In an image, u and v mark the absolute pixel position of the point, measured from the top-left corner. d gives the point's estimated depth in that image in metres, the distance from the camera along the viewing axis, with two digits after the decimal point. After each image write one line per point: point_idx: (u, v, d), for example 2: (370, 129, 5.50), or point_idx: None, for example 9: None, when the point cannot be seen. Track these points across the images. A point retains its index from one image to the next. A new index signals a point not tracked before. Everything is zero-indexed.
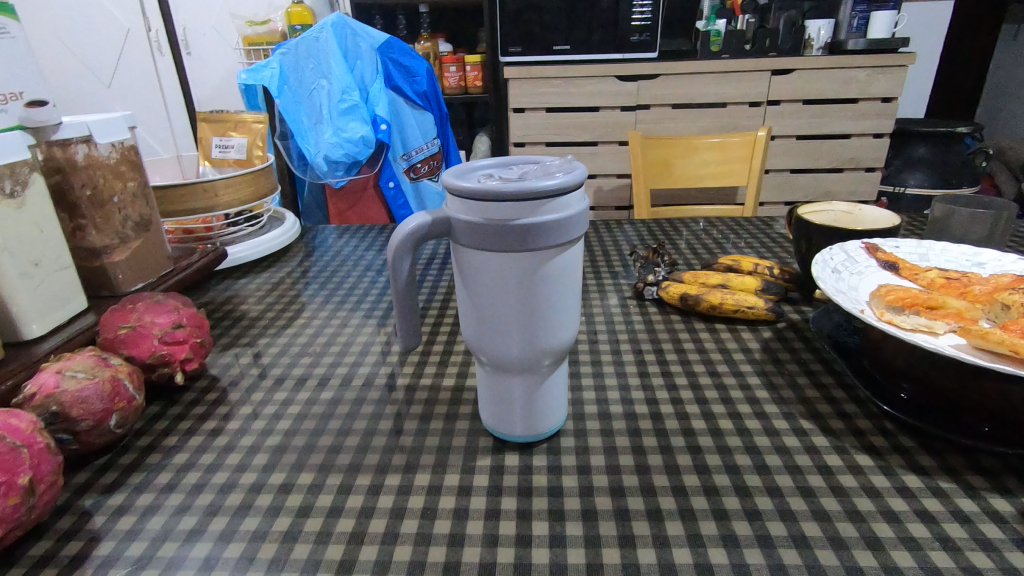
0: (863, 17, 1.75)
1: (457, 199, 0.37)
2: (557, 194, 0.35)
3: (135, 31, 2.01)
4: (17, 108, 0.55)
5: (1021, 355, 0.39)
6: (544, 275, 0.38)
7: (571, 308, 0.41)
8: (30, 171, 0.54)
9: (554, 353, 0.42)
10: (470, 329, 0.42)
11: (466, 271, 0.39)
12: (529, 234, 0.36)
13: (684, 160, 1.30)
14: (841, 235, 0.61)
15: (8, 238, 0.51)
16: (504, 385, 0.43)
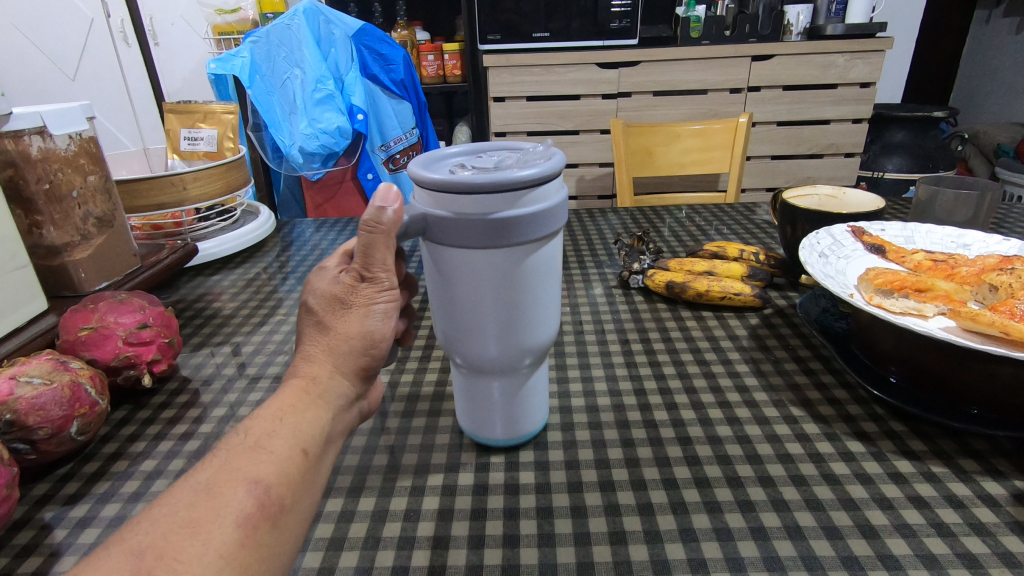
0: (841, 2, 1.78)
1: (426, 193, 0.34)
2: (536, 183, 0.33)
3: (98, 21, 2.03)
4: None
5: (1013, 337, 0.39)
6: (524, 269, 0.36)
7: (553, 302, 0.39)
8: None
9: (536, 352, 0.40)
10: (445, 331, 0.39)
11: (440, 269, 0.37)
12: (505, 229, 0.33)
13: (667, 148, 1.29)
14: (828, 219, 0.60)
15: None
16: (484, 388, 0.41)
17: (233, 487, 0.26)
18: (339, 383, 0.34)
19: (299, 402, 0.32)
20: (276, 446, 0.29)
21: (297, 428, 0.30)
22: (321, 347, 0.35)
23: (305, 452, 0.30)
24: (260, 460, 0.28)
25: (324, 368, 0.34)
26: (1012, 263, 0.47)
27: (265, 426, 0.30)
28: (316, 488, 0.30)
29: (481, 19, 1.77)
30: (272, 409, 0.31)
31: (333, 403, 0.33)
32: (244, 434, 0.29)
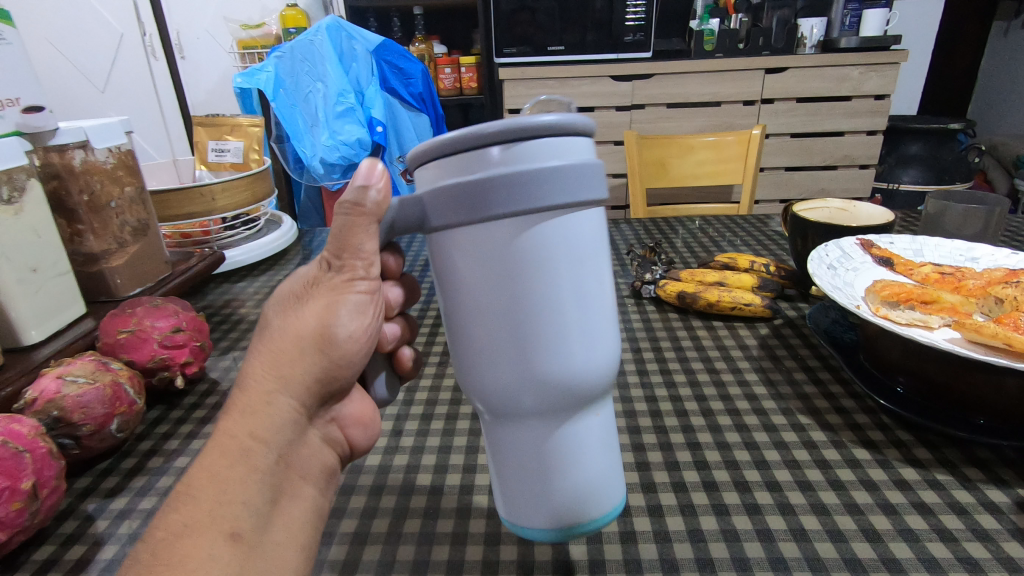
0: (856, 15, 1.79)
1: (420, 170, 0.28)
2: (553, 130, 0.26)
3: (129, 35, 2.10)
4: (15, 114, 0.54)
5: (1015, 348, 0.40)
6: (549, 256, 0.27)
7: (603, 319, 0.29)
8: (27, 177, 0.55)
9: (583, 389, 0.29)
10: (460, 363, 0.30)
11: (453, 273, 0.28)
12: (530, 187, 0.25)
13: (681, 160, 1.31)
14: (837, 232, 0.62)
15: (6, 245, 0.52)
16: (514, 444, 0.31)
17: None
18: (279, 416, 0.32)
19: (223, 467, 0.30)
20: (199, 548, 0.28)
21: (228, 509, 0.29)
22: (262, 369, 0.33)
23: (237, 536, 0.29)
24: (190, 569, 0.27)
25: (257, 409, 0.32)
26: (1018, 276, 0.48)
27: (190, 519, 0.28)
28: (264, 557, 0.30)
29: (497, 34, 1.81)
30: (190, 491, 0.29)
31: (267, 454, 0.32)
32: (164, 535, 0.28)
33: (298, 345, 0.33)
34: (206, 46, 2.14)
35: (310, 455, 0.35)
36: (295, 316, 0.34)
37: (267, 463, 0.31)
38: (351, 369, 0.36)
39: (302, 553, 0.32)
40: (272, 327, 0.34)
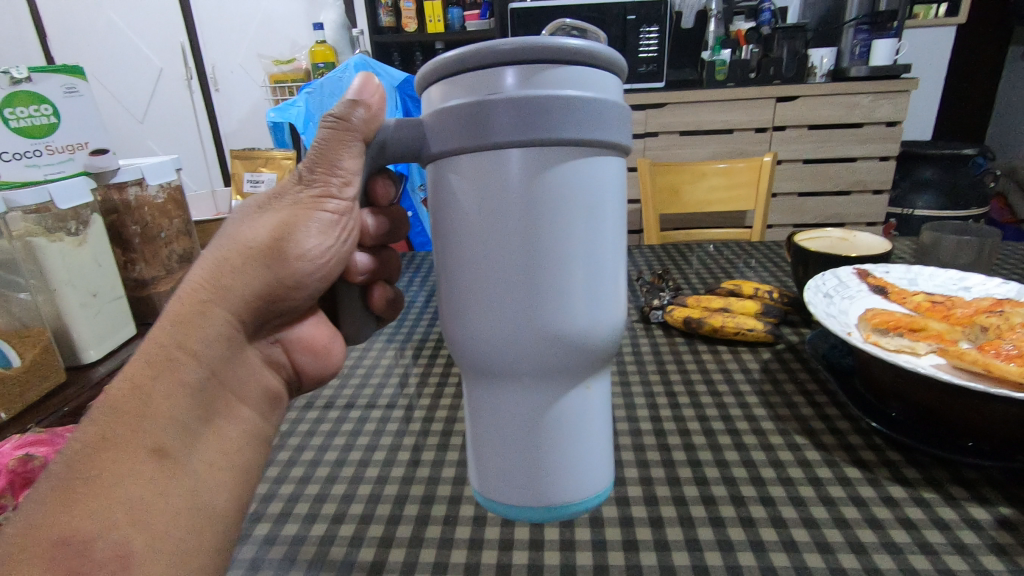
0: (865, 46, 1.82)
1: (431, 93, 0.31)
2: (565, 65, 0.28)
3: (167, 70, 2.33)
4: (83, 156, 0.66)
5: (994, 374, 0.43)
6: (545, 196, 0.29)
7: (598, 279, 0.31)
8: (91, 212, 0.65)
9: (572, 347, 0.32)
10: (458, 301, 0.32)
11: (458, 207, 0.31)
12: (544, 111, 0.28)
13: (693, 187, 1.34)
14: (835, 261, 0.65)
15: (72, 274, 0.61)
16: (494, 396, 0.34)
17: (99, 523, 0.31)
18: (211, 333, 0.38)
19: (152, 383, 0.35)
20: (124, 461, 0.33)
21: (151, 425, 0.34)
22: (204, 280, 0.39)
23: (161, 450, 0.34)
24: (116, 481, 0.32)
25: (193, 322, 0.38)
26: (1003, 306, 0.51)
27: (116, 433, 0.33)
28: (187, 469, 0.35)
29: None
30: (116, 408, 0.34)
31: (196, 371, 0.37)
32: (88, 448, 0.33)
33: (247, 252, 0.40)
34: (239, 78, 2.33)
35: (242, 373, 0.42)
36: (254, 225, 0.41)
37: (195, 379, 0.37)
38: (298, 286, 0.43)
39: (223, 470, 0.38)
40: (229, 233, 0.41)
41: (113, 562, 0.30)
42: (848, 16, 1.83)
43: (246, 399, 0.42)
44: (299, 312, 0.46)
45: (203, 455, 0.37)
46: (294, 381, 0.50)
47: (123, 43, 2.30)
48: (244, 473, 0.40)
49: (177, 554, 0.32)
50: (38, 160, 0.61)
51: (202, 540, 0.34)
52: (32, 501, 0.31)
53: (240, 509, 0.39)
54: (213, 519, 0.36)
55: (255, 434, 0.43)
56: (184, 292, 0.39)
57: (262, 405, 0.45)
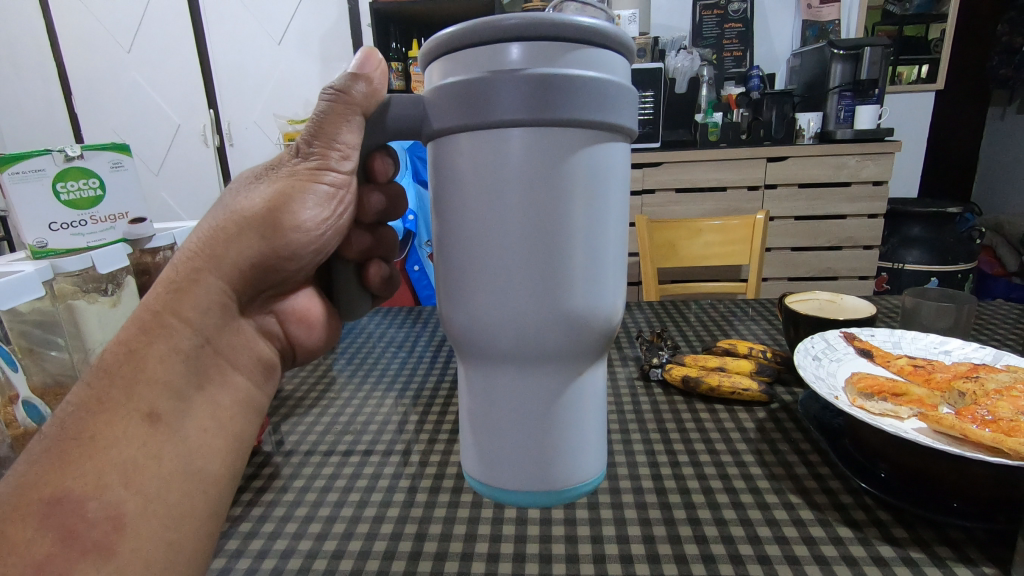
0: (849, 110, 1.93)
1: (437, 67, 0.34)
2: (568, 43, 0.32)
3: (185, 126, 2.45)
4: (123, 225, 0.82)
5: (970, 438, 0.46)
6: (542, 182, 0.33)
7: (591, 269, 0.35)
8: (126, 276, 0.80)
9: (566, 328, 0.35)
10: (460, 280, 0.36)
11: (459, 186, 0.34)
12: (548, 91, 0.31)
13: (689, 242, 1.40)
14: (825, 325, 0.69)
15: (107, 332, 0.74)
16: (489, 375, 0.38)
17: (90, 483, 0.36)
18: (202, 302, 0.44)
19: (146, 350, 0.41)
20: (115, 424, 0.39)
21: (143, 390, 0.40)
22: (200, 251, 0.45)
23: (150, 414, 0.40)
24: (107, 442, 0.38)
25: (188, 289, 0.44)
26: (979, 372, 0.55)
27: (111, 397, 0.40)
28: (175, 433, 0.41)
29: None
30: (111, 373, 0.40)
31: (190, 338, 0.43)
32: (84, 412, 0.39)
33: (242, 224, 0.45)
34: (253, 134, 2.44)
35: (235, 342, 0.48)
36: (251, 197, 0.47)
37: (188, 346, 0.43)
38: (291, 257, 0.48)
39: (215, 438, 0.44)
40: (229, 205, 0.47)
41: (103, 522, 0.35)
42: (830, 83, 1.91)
43: (242, 367, 0.48)
44: (292, 283, 0.52)
45: (194, 421, 0.43)
46: (291, 352, 0.56)
47: (145, 102, 2.43)
48: (234, 438, 0.45)
49: (166, 517, 0.38)
50: (83, 229, 0.78)
51: (194, 503, 0.40)
52: (29, 461, 0.37)
53: (233, 473, 0.44)
54: (205, 483, 0.41)
55: (248, 401, 0.49)
56: (186, 260, 0.46)
57: (254, 373, 0.50)
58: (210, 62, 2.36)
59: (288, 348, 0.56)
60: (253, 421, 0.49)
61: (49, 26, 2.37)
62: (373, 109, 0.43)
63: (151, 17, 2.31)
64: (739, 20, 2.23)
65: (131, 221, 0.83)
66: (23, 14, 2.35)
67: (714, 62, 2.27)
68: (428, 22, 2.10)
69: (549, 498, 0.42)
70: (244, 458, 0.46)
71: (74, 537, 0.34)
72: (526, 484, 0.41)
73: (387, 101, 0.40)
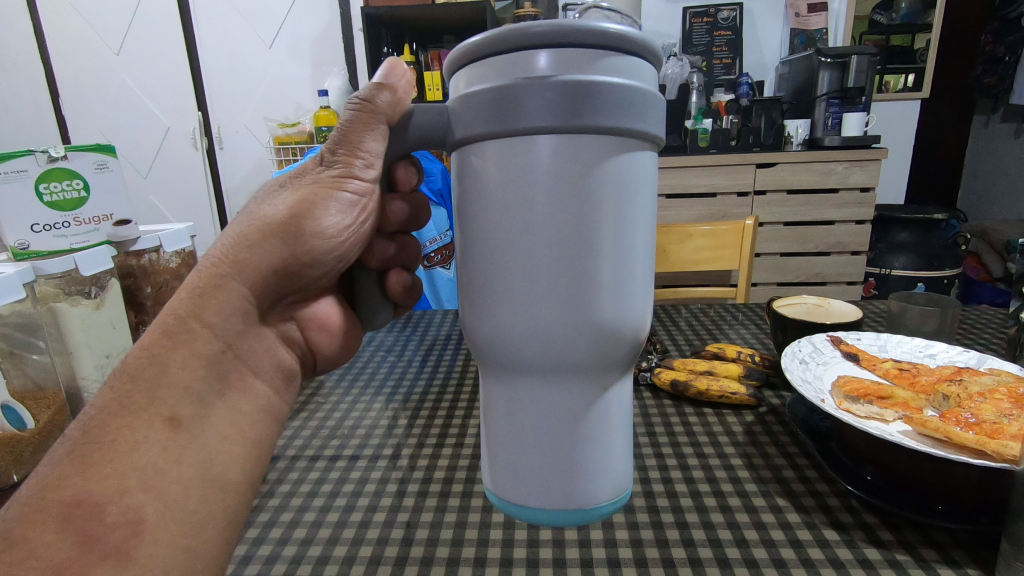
0: (837, 118, 1.95)
1: (461, 78, 0.35)
2: (595, 50, 0.32)
3: (173, 129, 2.44)
4: (107, 226, 0.82)
5: (954, 441, 0.46)
6: (571, 189, 0.32)
7: (621, 280, 0.34)
8: (110, 278, 0.79)
9: (594, 340, 0.34)
10: (489, 288, 0.35)
11: (491, 192, 0.33)
12: (586, 97, 0.31)
13: (679, 246, 1.40)
14: (812, 328, 0.70)
15: (89, 337, 0.74)
16: (513, 387, 0.37)
17: (111, 488, 0.36)
18: (226, 308, 0.44)
19: (168, 354, 0.41)
20: (139, 429, 0.38)
21: (166, 394, 0.40)
22: (224, 256, 0.44)
23: (172, 420, 0.40)
24: (129, 446, 0.38)
25: (212, 295, 0.44)
26: (962, 375, 0.55)
27: (134, 402, 0.39)
28: (197, 441, 0.40)
29: None
30: (134, 377, 0.40)
31: (211, 344, 0.43)
32: (107, 415, 0.39)
33: (267, 230, 0.45)
34: (242, 138, 2.43)
35: (256, 348, 0.47)
36: (275, 203, 0.46)
37: (210, 351, 0.43)
38: (313, 264, 0.47)
39: (238, 445, 0.43)
40: (253, 212, 0.46)
41: (122, 527, 0.35)
42: (818, 91, 1.93)
43: (263, 373, 0.48)
44: (313, 290, 0.51)
45: (215, 426, 0.42)
46: (311, 360, 0.56)
47: (134, 105, 2.42)
48: (255, 446, 0.45)
49: (185, 524, 0.37)
50: (66, 231, 0.77)
51: (213, 509, 0.40)
52: (53, 464, 0.37)
53: (252, 479, 0.44)
54: (225, 491, 0.41)
55: (268, 408, 0.48)
56: (208, 265, 0.45)
57: (275, 380, 0.50)
58: (201, 65, 2.34)
59: (308, 354, 0.55)
60: (273, 427, 0.48)
61: (37, 26, 2.35)
62: (396, 119, 0.42)
63: (141, 19, 2.30)
64: (728, 28, 2.26)
65: (116, 223, 0.84)
66: (10, 14, 2.33)
67: (704, 69, 2.29)
68: (421, 27, 2.10)
69: (571, 521, 0.40)
70: (264, 466, 0.45)
71: (95, 541, 0.34)
72: (548, 505, 0.39)
73: (411, 110, 0.39)
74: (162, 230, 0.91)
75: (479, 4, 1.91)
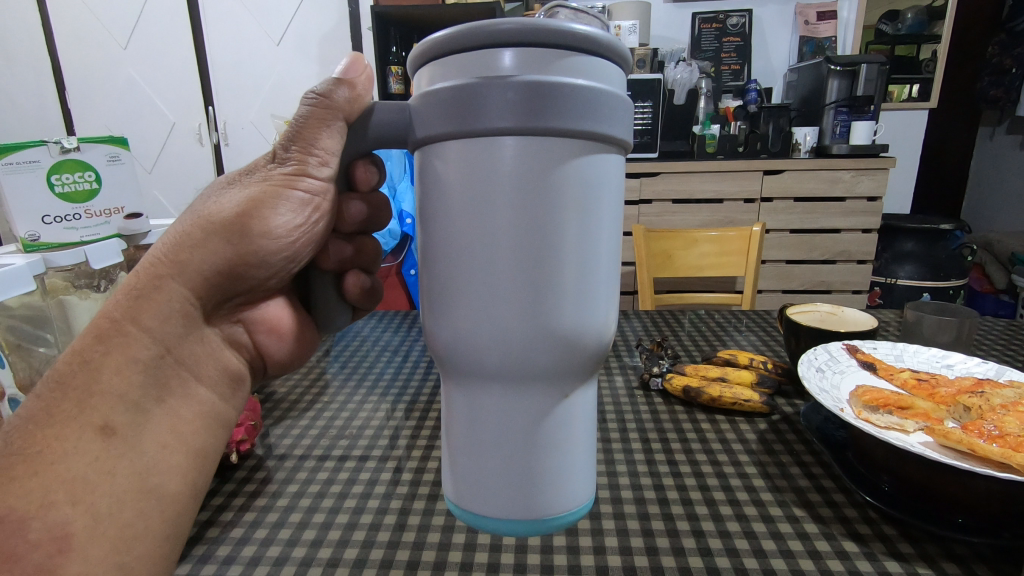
0: (846, 126, 1.96)
1: (426, 73, 0.33)
2: (561, 49, 0.30)
3: (179, 124, 2.43)
4: (118, 220, 0.82)
5: (979, 453, 0.46)
6: (533, 191, 0.31)
7: (583, 284, 0.33)
8: (120, 270, 0.81)
9: (554, 347, 0.33)
10: (441, 295, 0.34)
11: (442, 197, 0.32)
12: (545, 98, 0.30)
13: (686, 252, 1.39)
14: (827, 336, 0.69)
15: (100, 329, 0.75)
16: (471, 396, 0.36)
17: (33, 503, 0.37)
18: (164, 309, 0.43)
19: (101, 360, 0.41)
20: (68, 438, 0.39)
21: (96, 402, 0.40)
22: (164, 256, 0.44)
23: (103, 429, 0.39)
24: (56, 458, 0.38)
25: (149, 297, 0.43)
26: (983, 388, 0.55)
27: (62, 411, 0.39)
28: (129, 450, 0.40)
29: None
30: (63, 386, 0.40)
31: (148, 348, 0.42)
32: (33, 426, 0.39)
33: (210, 230, 0.44)
34: (248, 134, 2.43)
35: (200, 352, 0.47)
36: (223, 201, 0.46)
37: (146, 356, 0.42)
38: (258, 264, 0.47)
39: (183, 455, 0.43)
40: (199, 210, 0.46)
41: (47, 544, 0.36)
42: (827, 99, 1.93)
43: (207, 381, 0.47)
44: (262, 291, 0.51)
45: (154, 435, 0.42)
46: (259, 364, 0.55)
47: (139, 100, 2.42)
48: (197, 454, 0.45)
49: (118, 539, 0.38)
50: (77, 223, 0.78)
51: (145, 526, 0.40)
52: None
53: (194, 489, 0.44)
54: (164, 503, 0.42)
55: (213, 413, 0.48)
56: (147, 265, 0.44)
57: (219, 385, 0.49)
58: (208, 61, 2.34)
59: (257, 358, 0.54)
60: (219, 435, 0.48)
61: (45, 20, 2.35)
62: (355, 115, 0.41)
63: (149, 15, 2.30)
64: (737, 34, 2.26)
65: (127, 217, 0.84)
66: (18, 7, 2.33)
67: (712, 75, 2.29)
68: (430, 27, 2.10)
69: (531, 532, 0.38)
70: (208, 476, 0.46)
71: (16, 560, 0.35)
72: (508, 516, 0.37)
73: (372, 106, 0.38)
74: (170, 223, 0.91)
75: (488, 5, 1.91)
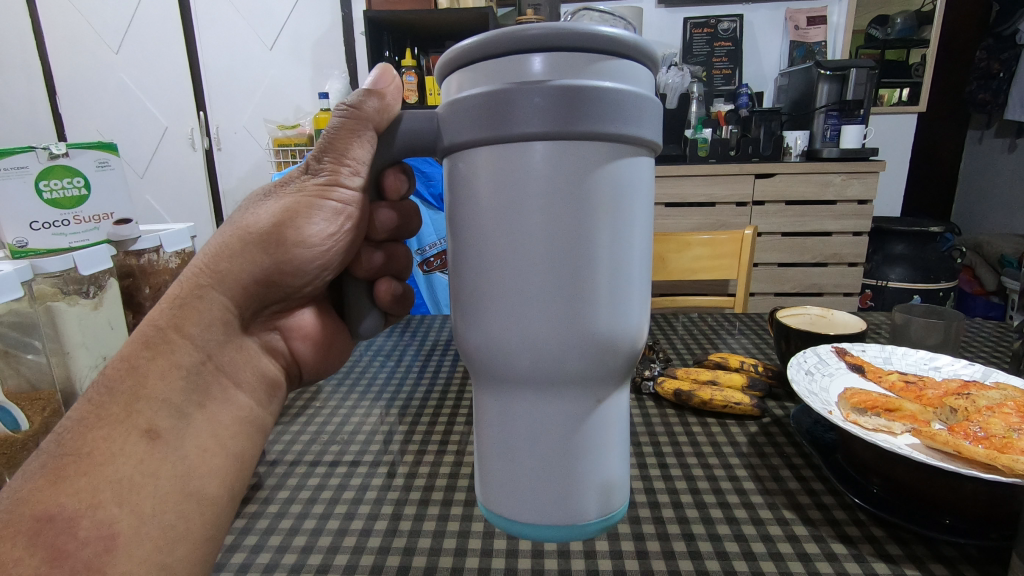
0: (835, 130, 1.97)
1: (453, 81, 0.33)
2: (591, 54, 0.31)
3: (171, 129, 2.42)
4: (107, 225, 0.82)
5: (964, 455, 0.46)
6: (567, 196, 0.31)
7: (616, 288, 0.33)
8: (109, 277, 0.79)
9: (589, 353, 0.33)
10: (475, 300, 0.34)
11: (473, 204, 0.33)
12: (580, 102, 0.30)
13: (678, 256, 1.39)
14: (815, 339, 0.70)
15: (87, 338, 0.75)
16: (503, 401, 0.35)
17: (84, 501, 0.36)
18: (207, 316, 0.45)
19: (147, 366, 0.41)
20: (121, 442, 0.38)
21: (143, 406, 0.40)
22: (205, 266, 0.45)
23: (150, 433, 0.39)
24: (105, 460, 0.37)
25: (191, 306, 0.44)
26: (969, 389, 0.56)
27: (110, 413, 0.39)
28: (176, 451, 0.40)
29: None
30: (112, 389, 0.40)
31: (190, 355, 0.43)
32: (85, 426, 0.39)
33: (247, 240, 0.45)
34: (241, 138, 2.42)
35: (237, 359, 0.48)
36: (259, 212, 0.47)
37: (189, 362, 0.43)
38: (294, 273, 0.48)
39: (224, 458, 0.43)
40: (237, 221, 0.47)
41: (95, 542, 0.35)
42: (817, 103, 1.94)
43: (246, 387, 0.48)
44: (297, 299, 0.52)
45: (195, 439, 0.42)
46: (296, 370, 0.56)
47: (131, 104, 2.41)
48: (234, 458, 0.44)
49: (162, 538, 0.37)
50: (65, 229, 0.77)
51: (191, 527, 0.39)
52: (27, 478, 0.37)
53: (230, 492, 0.43)
54: (203, 505, 0.41)
55: (251, 420, 0.47)
56: (189, 276, 0.46)
57: (257, 391, 0.49)
58: (201, 66, 2.34)
59: (292, 365, 0.55)
60: (255, 440, 0.47)
61: (36, 24, 2.34)
62: (384, 125, 0.40)
63: (140, 19, 2.29)
64: (728, 39, 2.28)
65: (116, 223, 0.84)
66: (9, 12, 2.32)
67: (704, 79, 2.31)
68: (423, 32, 2.11)
69: (563, 538, 0.37)
70: (246, 480, 0.45)
71: (66, 557, 0.34)
72: (546, 522, 0.37)
73: (400, 116, 0.38)
74: (159, 228, 0.91)
75: (481, 10, 1.92)
